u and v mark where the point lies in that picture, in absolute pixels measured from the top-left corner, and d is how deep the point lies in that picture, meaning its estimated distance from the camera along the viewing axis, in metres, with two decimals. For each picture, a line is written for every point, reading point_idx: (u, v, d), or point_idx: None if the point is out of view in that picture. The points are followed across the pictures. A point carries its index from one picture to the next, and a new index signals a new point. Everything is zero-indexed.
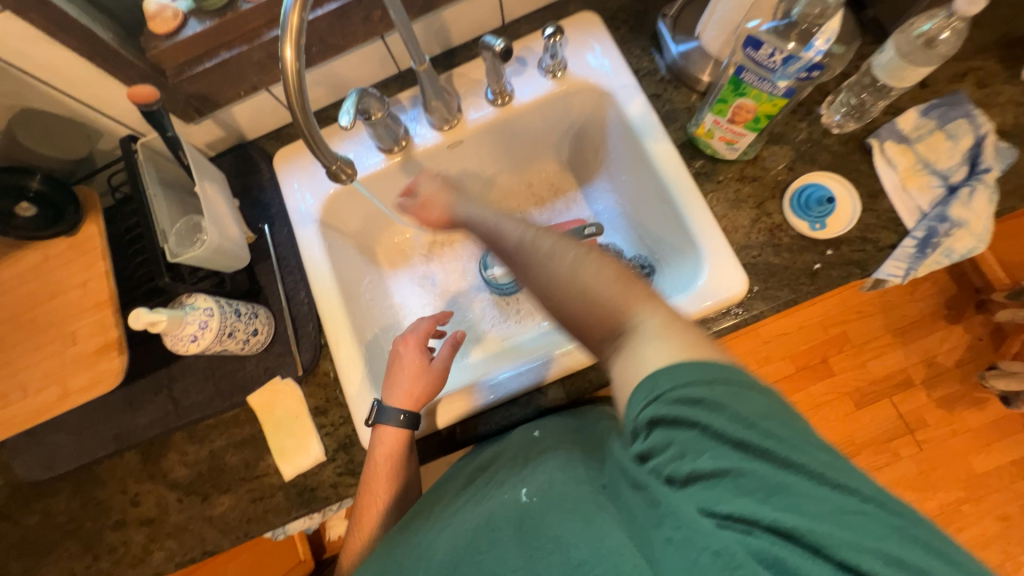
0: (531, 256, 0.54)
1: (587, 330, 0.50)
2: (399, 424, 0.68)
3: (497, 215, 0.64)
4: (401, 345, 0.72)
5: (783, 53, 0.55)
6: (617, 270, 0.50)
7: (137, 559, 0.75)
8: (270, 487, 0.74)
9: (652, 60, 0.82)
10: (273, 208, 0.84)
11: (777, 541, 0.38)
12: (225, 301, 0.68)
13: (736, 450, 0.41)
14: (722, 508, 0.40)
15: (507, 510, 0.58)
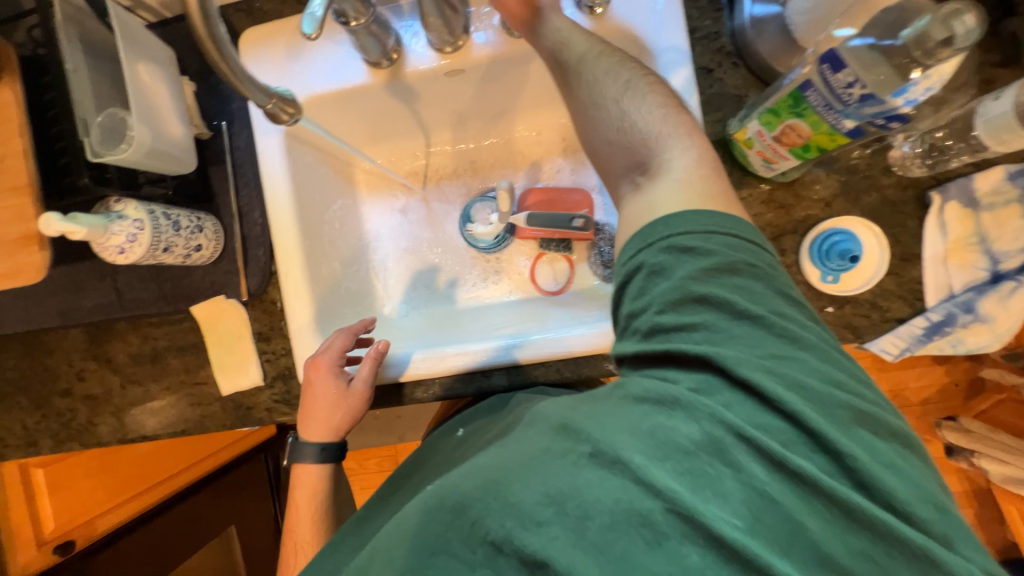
0: (591, 73, 0.56)
1: (621, 140, 0.53)
2: (318, 457, 0.72)
3: (559, 23, 0.59)
4: (313, 371, 0.69)
5: (865, 88, 0.45)
6: (661, 100, 0.53)
7: (81, 427, 0.79)
8: (207, 396, 0.76)
9: (717, 19, 0.65)
10: (234, 103, 0.73)
11: (700, 385, 0.39)
12: (161, 212, 0.61)
13: (698, 295, 0.42)
14: (671, 351, 0.41)
15: (417, 501, 0.38)
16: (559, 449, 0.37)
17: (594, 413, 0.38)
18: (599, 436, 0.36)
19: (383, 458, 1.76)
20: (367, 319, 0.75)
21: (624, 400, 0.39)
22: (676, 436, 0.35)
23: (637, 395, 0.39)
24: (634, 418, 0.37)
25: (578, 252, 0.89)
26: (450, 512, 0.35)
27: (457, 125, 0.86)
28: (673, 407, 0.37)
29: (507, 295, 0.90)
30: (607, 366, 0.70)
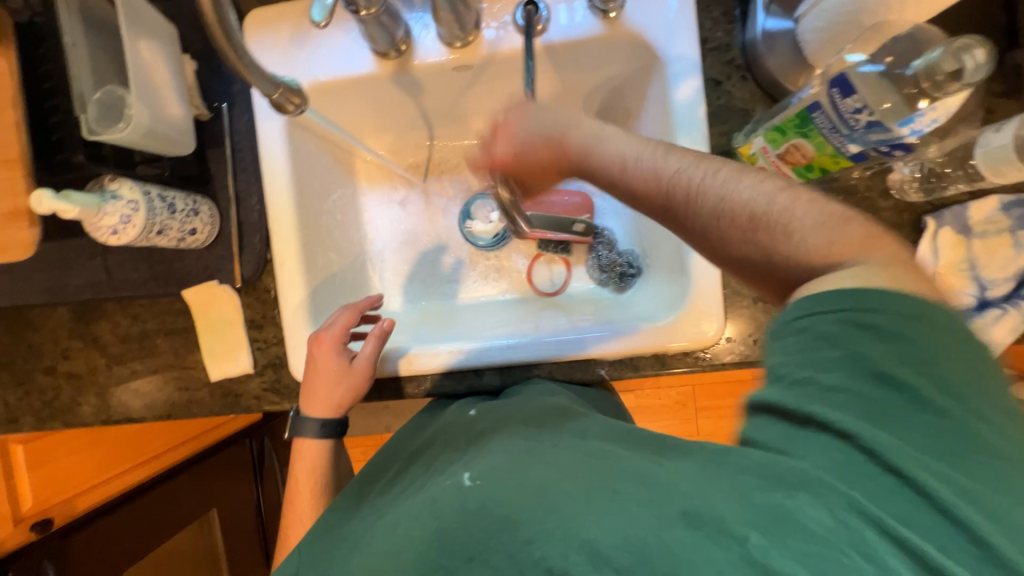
0: (676, 188, 0.49)
1: (756, 243, 0.46)
2: (319, 432, 0.70)
3: (618, 140, 0.54)
4: (315, 345, 0.68)
5: (871, 116, 0.47)
6: (774, 185, 0.47)
7: (64, 406, 0.78)
8: (195, 381, 0.75)
9: (730, 31, 0.65)
10: (236, 85, 0.71)
11: (835, 457, 0.35)
12: (157, 193, 0.61)
13: (826, 365, 0.38)
14: (798, 424, 0.37)
15: (449, 497, 0.43)
16: (622, 496, 0.38)
17: (705, 488, 0.37)
18: (707, 512, 0.35)
19: (367, 448, 1.76)
20: (372, 298, 0.74)
21: (742, 475, 0.37)
22: (807, 524, 0.33)
23: (753, 472, 0.36)
24: (754, 500, 0.35)
25: (576, 254, 0.89)
26: (476, 511, 0.40)
27: (461, 120, 0.86)
28: (797, 490, 0.34)
29: (503, 294, 0.89)
30: (600, 371, 0.71)
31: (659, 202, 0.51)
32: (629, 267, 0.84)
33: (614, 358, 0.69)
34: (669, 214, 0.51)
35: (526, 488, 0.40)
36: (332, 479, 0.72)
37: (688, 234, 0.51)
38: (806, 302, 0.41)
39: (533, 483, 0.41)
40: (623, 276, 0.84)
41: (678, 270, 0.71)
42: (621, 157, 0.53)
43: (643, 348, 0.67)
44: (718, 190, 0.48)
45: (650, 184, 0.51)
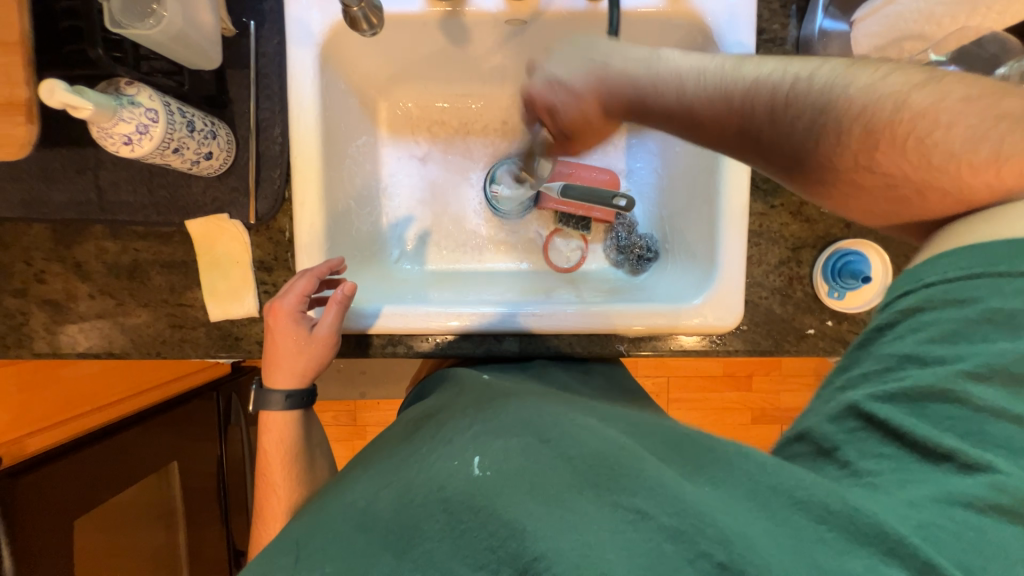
0: (775, 110, 0.49)
1: (884, 145, 0.44)
2: (285, 404, 0.66)
3: (695, 62, 0.54)
4: (271, 316, 0.63)
5: None
6: (915, 80, 0.44)
7: (35, 334, 0.71)
8: (191, 320, 0.70)
9: (785, 25, 0.67)
10: (267, 4, 0.66)
11: (950, 497, 0.34)
12: (178, 106, 0.55)
13: (963, 361, 0.37)
14: (918, 444, 0.36)
15: (459, 488, 0.41)
16: (654, 521, 0.36)
17: (738, 520, 0.35)
18: (750, 558, 0.33)
19: (338, 413, 1.71)
20: (333, 261, 0.66)
21: (804, 512, 0.35)
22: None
23: (818, 512, 0.34)
24: (818, 553, 0.33)
25: (594, 233, 0.89)
26: (486, 515, 0.38)
27: (495, 78, 0.83)
28: (884, 548, 0.32)
29: (517, 265, 0.88)
30: (618, 347, 0.72)
31: (747, 117, 0.50)
32: (648, 251, 0.85)
33: (633, 335, 0.70)
34: (755, 132, 0.51)
35: (544, 499, 0.39)
36: (304, 443, 0.68)
37: (781, 150, 0.50)
38: (956, 267, 0.39)
39: (552, 492, 0.39)
40: (640, 259, 0.84)
41: (704, 255, 0.73)
42: (682, 77, 0.54)
43: (663, 329, 0.69)
44: (817, 95, 0.47)
45: (724, 104, 0.51)
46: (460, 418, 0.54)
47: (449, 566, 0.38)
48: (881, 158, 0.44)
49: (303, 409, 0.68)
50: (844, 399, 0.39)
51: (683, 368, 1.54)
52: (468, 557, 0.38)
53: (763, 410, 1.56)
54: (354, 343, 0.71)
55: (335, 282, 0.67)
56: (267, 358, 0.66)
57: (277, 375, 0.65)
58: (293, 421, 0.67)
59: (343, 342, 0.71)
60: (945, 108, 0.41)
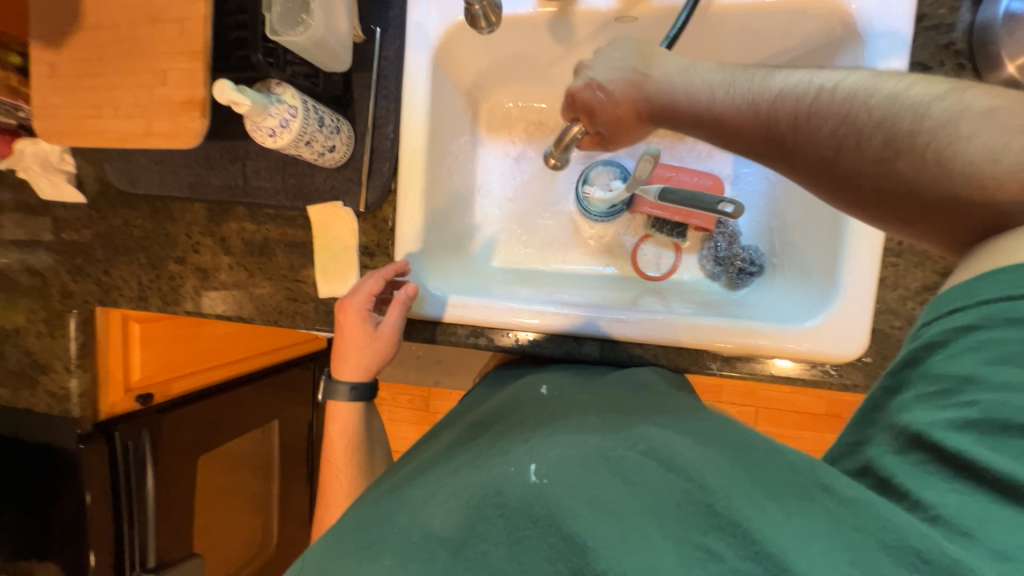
0: (800, 121, 0.47)
1: (905, 158, 0.40)
2: (350, 396, 0.70)
3: (720, 74, 0.53)
4: (342, 314, 0.68)
5: None
6: (936, 89, 0.40)
7: (187, 295, 0.84)
8: (303, 295, 0.79)
9: (954, 10, 0.57)
10: (392, 11, 0.71)
11: None
12: (313, 104, 0.62)
13: (1022, 393, 0.31)
14: (989, 477, 0.30)
15: (517, 495, 0.39)
16: (725, 565, 0.32)
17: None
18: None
19: (413, 397, 1.82)
20: (400, 264, 0.70)
21: (893, 561, 0.30)
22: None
23: (909, 560, 0.29)
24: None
25: (690, 241, 0.83)
26: (546, 525, 0.37)
27: None
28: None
29: (602, 268, 0.86)
30: (710, 365, 0.66)
31: (765, 128, 0.49)
32: (750, 265, 0.77)
33: (728, 353, 0.65)
34: (777, 144, 0.49)
35: (603, 511, 0.37)
36: (366, 434, 0.71)
37: (805, 167, 0.47)
38: (1015, 286, 0.33)
39: (610, 505, 0.37)
40: (741, 272, 0.77)
41: (822, 275, 0.65)
42: (708, 87, 0.53)
43: (765, 352, 0.62)
44: (839, 105, 0.44)
45: (749, 115, 0.49)
46: (519, 427, 0.55)
47: (504, 568, 0.37)
48: (902, 166, 0.40)
49: (364, 403, 0.71)
50: (900, 421, 0.35)
51: (777, 400, 1.39)
52: (524, 565, 0.37)
53: None
54: (439, 331, 0.74)
55: (398, 283, 0.72)
56: (337, 356, 0.69)
57: (342, 370, 0.69)
58: (356, 415, 0.70)
59: (430, 329, 0.75)
60: (968, 116, 0.38)
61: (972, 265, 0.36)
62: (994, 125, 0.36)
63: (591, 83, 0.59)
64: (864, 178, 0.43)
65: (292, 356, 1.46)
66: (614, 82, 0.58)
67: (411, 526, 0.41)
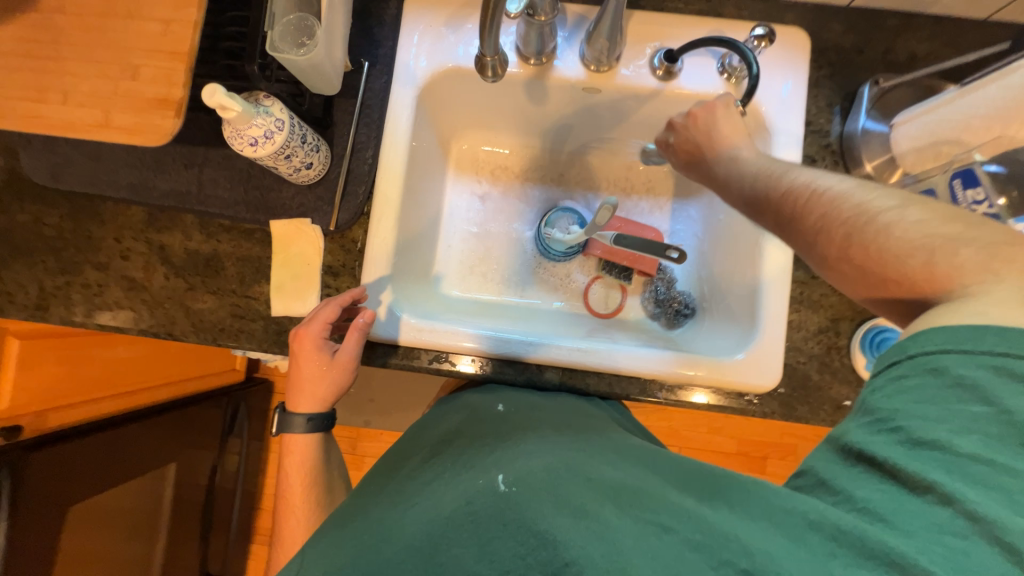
0: (806, 201, 0.54)
1: (861, 253, 0.49)
2: (305, 428, 0.65)
3: (759, 159, 0.61)
4: (296, 342, 0.64)
5: (988, 206, 0.57)
6: (903, 199, 0.50)
7: (105, 306, 0.75)
8: (253, 312, 0.74)
9: (830, 121, 0.74)
10: (381, 49, 0.76)
11: (943, 530, 0.35)
12: (297, 121, 0.63)
13: (931, 421, 0.39)
14: (907, 481, 0.38)
15: (487, 502, 0.44)
16: (677, 536, 0.41)
17: (798, 557, 0.38)
18: (775, 567, 0.37)
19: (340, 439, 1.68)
20: (355, 291, 0.68)
21: (817, 532, 0.38)
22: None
23: (829, 531, 0.38)
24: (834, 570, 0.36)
25: (634, 284, 0.93)
26: (515, 526, 0.42)
27: (557, 136, 0.92)
28: (895, 566, 0.35)
29: (557, 304, 0.92)
30: (656, 393, 0.73)
31: (766, 215, 0.58)
32: (685, 308, 0.88)
33: (671, 383, 0.72)
34: (781, 217, 0.56)
35: (570, 510, 0.43)
36: (323, 464, 0.67)
37: (797, 241, 0.55)
38: (939, 342, 0.40)
39: (577, 504, 0.43)
40: (677, 313, 0.88)
41: (743, 318, 0.77)
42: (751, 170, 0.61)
43: (702, 381, 0.71)
44: (830, 198, 0.52)
45: (763, 193, 0.58)
46: (484, 441, 0.59)
47: (475, 568, 0.41)
48: (857, 252, 0.49)
49: (321, 433, 0.67)
50: (845, 441, 0.42)
51: (695, 440, 1.52)
52: (495, 560, 0.41)
53: None
54: (399, 354, 0.74)
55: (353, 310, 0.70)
56: (291, 386, 0.66)
57: (294, 396, 0.65)
58: (315, 446, 0.66)
59: (390, 352, 0.74)
60: (908, 222, 0.47)
61: (913, 321, 0.44)
62: (915, 231, 0.46)
63: (666, 141, 0.73)
64: (844, 268, 0.51)
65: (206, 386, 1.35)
66: (681, 143, 0.70)
67: (386, 540, 0.46)
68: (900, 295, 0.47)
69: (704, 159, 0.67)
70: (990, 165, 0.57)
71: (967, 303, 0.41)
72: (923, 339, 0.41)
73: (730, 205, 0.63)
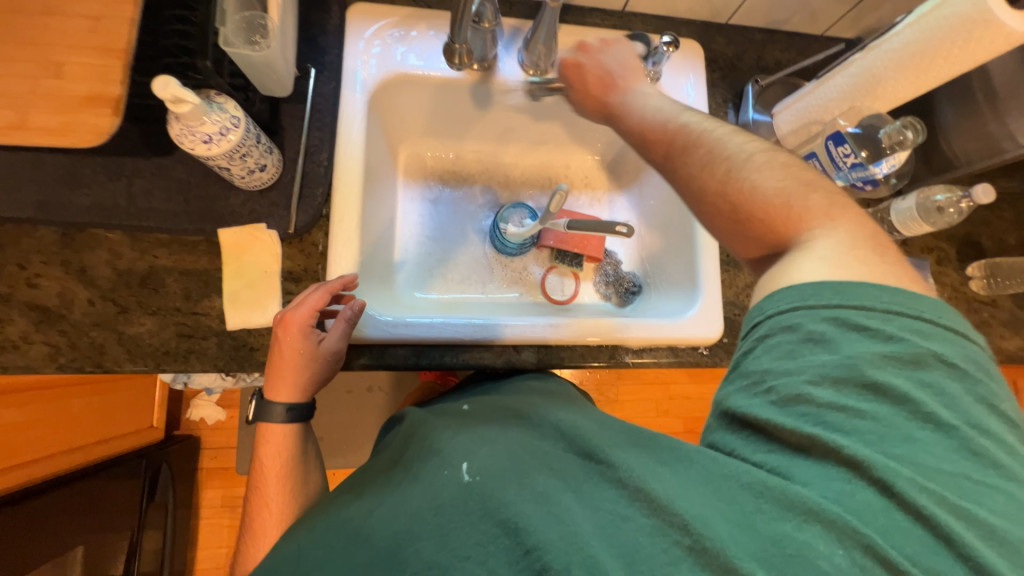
0: (701, 144, 0.58)
1: (737, 187, 0.54)
2: (286, 417, 0.65)
3: (659, 101, 0.65)
4: (281, 329, 0.64)
5: (854, 160, 0.71)
6: (761, 146, 0.57)
7: (9, 343, 0.64)
8: (204, 329, 0.68)
9: (727, 114, 0.90)
10: (327, 56, 0.78)
11: (831, 475, 0.41)
12: (251, 122, 0.62)
13: (802, 375, 0.44)
14: (791, 440, 0.43)
15: (451, 495, 0.44)
16: (634, 522, 0.41)
17: (722, 513, 0.40)
18: (708, 535, 0.39)
19: None
20: (348, 278, 0.68)
21: (747, 493, 0.41)
22: (818, 557, 0.37)
23: (757, 491, 0.41)
24: (757, 523, 0.39)
25: (586, 271, 0.99)
26: (478, 515, 0.42)
27: (500, 139, 0.99)
28: (812, 517, 0.38)
29: (517, 295, 0.96)
30: (623, 357, 0.79)
31: (657, 144, 0.61)
32: (633, 286, 0.97)
33: (634, 345, 0.79)
34: (671, 149, 0.60)
35: (532, 495, 0.43)
36: (300, 459, 0.65)
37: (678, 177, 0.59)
38: (790, 301, 0.47)
39: (540, 489, 0.43)
40: (627, 291, 0.96)
41: (685, 283, 0.87)
42: (656, 111, 0.63)
43: (661, 339, 0.79)
44: (710, 139, 0.57)
45: (655, 130, 0.62)
46: (445, 430, 0.57)
47: (435, 560, 0.40)
48: (728, 187, 0.54)
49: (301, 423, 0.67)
50: (728, 406, 0.48)
51: (647, 424, 1.62)
52: (456, 549, 0.41)
53: None
54: (376, 352, 0.74)
55: (344, 297, 0.70)
56: (269, 373, 0.65)
57: (270, 387, 0.64)
58: (293, 436, 0.66)
59: (365, 352, 0.74)
60: (763, 167, 0.54)
61: (771, 281, 0.50)
62: (776, 173, 0.54)
63: (576, 65, 0.70)
64: (717, 203, 0.55)
65: (117, 452, 1.16)
66: (590, 72, 0.70)
67: (354, 544, 0.44)
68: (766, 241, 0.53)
69: (611, 92, 0.69)
70: (853, 129, 0.71)
71: (812, 257, 0.48)
72: (780, 300, 0.48)
73: (620, 135, 0.66)
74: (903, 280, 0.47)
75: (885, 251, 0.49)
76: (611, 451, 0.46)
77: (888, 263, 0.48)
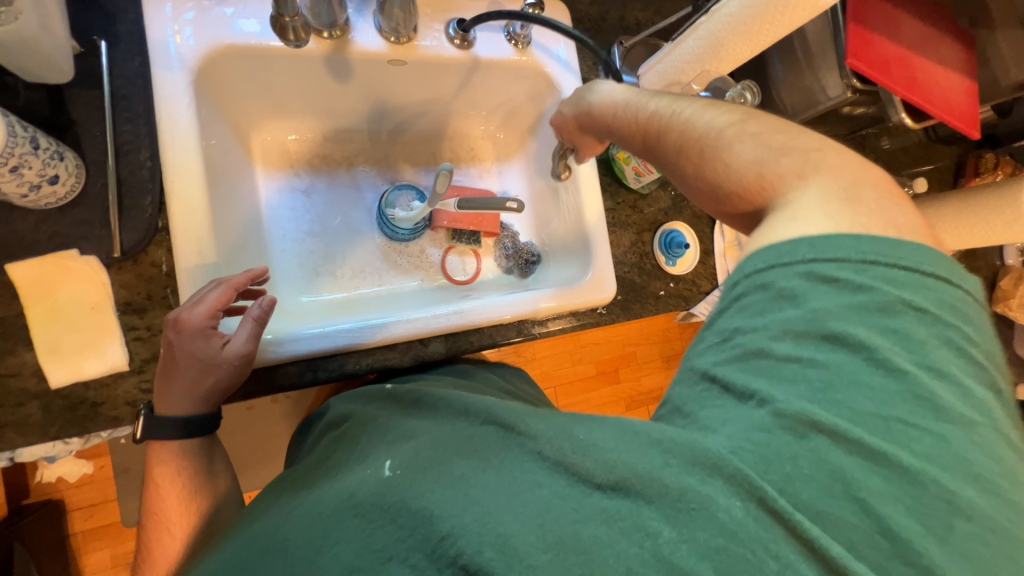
0: (672, 133, 0.59)
1: (708, 169, 0.55)
2: (180, 433, 0.57)
3: (628, 93, 0.65)
4: (171, 331, 0.55)
5: None
6: (736, 113, 0.56)
7: None
8: (18, 393, 0.54)
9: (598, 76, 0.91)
10: (120, 25, 0.62)
11: (756, 427, 0.41)
12: (18, 122, 0.48)
13: (766, 329, 0.45)
14: (737, 389, 0.43)
15: (370, 491, 0.42)
16: (549, 489, 0.41)
17: (641, 471, 0.40)
18: (618, 482, 0.40)
19: None
20: (253, 272, 0.62)
21: (661, 452, 0.41)
22: (716, 509, 0.38)
23: (670, 449, 0.41)
24: (665, 476, 0.39)
25: (485, 247, 0.97)
26: (396, 509, 0.40)
27: (372, 114, 0.89)
28: (713, 473, 0.39)
29: (417, 282, 0.92)
30: (530, 328, 0.82)
31: (637, 140, 0.63)
32: (532, 256, 0.97)
33: (540, 316, 0.81)
34: (647, 143, 0.62)
35: (451, 481, 0.42)
36: (205, 472, 0.59)
37: (661, 164, 0.61)
38: (764, 258, 0.47)
39: (457, 474, 0.42)
40: (527, 262, 0.96)
41: (579, 247, 0.90)
42: (621, 105, 0.64)
43: (564, 308, 0.81)
44: (680, 122, 0.58)
45: (630, 125, 0.63)
46: (375, 426, 0.54)
47: (355, 563, 0.38)
48: (708, 168, 0.55)
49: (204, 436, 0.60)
50: (698, 363, 0.47)
51: (564, 374, 1.73)
52: (378, 550, 0.39)
53: (631, 396, 1.82)
54: (263, 376, 0.67)
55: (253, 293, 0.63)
56: (159, 373, 0.56)
57: (161, 400, 0.56)
58: (190, 450, 0.58)
59: (251, 378, 0.66)
60: (740, 134, 0.54)
61: (744, 240, 0.51)
62: (754, 142, 0.53)
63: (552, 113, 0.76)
64: (699, 184, 0.57)
65: None
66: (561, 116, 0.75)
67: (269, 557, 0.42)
68: (744, 207, 0.54)
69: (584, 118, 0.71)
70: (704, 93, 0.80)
71: (785, 213, 0.48)
72: (755, 259, 0.48)
73: (615, 138, 0.67)
74: (880, 227, 0.46)
75: (862, 201, 0.47)
76: (531, 421, 0.45)
77: (857, 209, 0.47)
